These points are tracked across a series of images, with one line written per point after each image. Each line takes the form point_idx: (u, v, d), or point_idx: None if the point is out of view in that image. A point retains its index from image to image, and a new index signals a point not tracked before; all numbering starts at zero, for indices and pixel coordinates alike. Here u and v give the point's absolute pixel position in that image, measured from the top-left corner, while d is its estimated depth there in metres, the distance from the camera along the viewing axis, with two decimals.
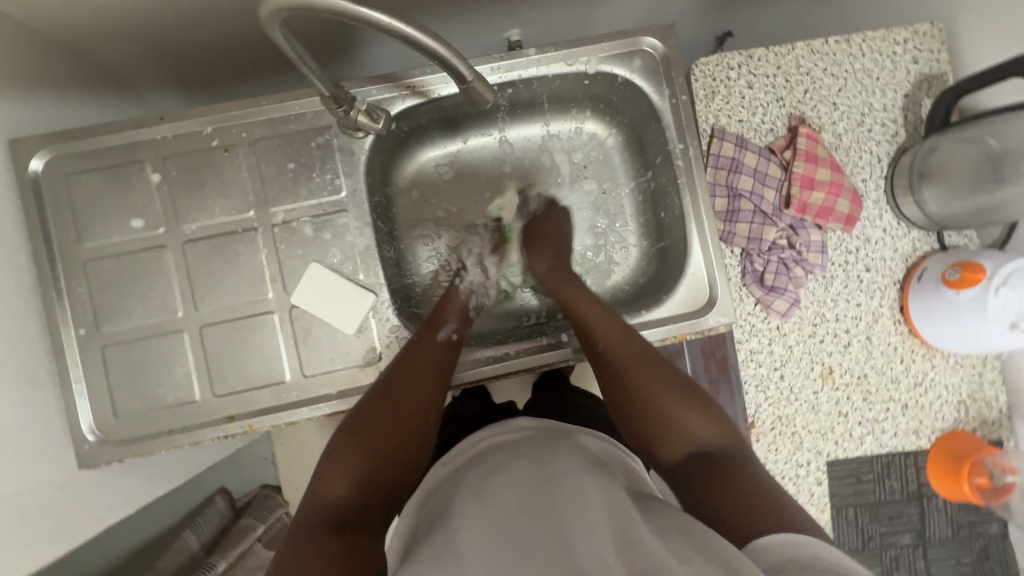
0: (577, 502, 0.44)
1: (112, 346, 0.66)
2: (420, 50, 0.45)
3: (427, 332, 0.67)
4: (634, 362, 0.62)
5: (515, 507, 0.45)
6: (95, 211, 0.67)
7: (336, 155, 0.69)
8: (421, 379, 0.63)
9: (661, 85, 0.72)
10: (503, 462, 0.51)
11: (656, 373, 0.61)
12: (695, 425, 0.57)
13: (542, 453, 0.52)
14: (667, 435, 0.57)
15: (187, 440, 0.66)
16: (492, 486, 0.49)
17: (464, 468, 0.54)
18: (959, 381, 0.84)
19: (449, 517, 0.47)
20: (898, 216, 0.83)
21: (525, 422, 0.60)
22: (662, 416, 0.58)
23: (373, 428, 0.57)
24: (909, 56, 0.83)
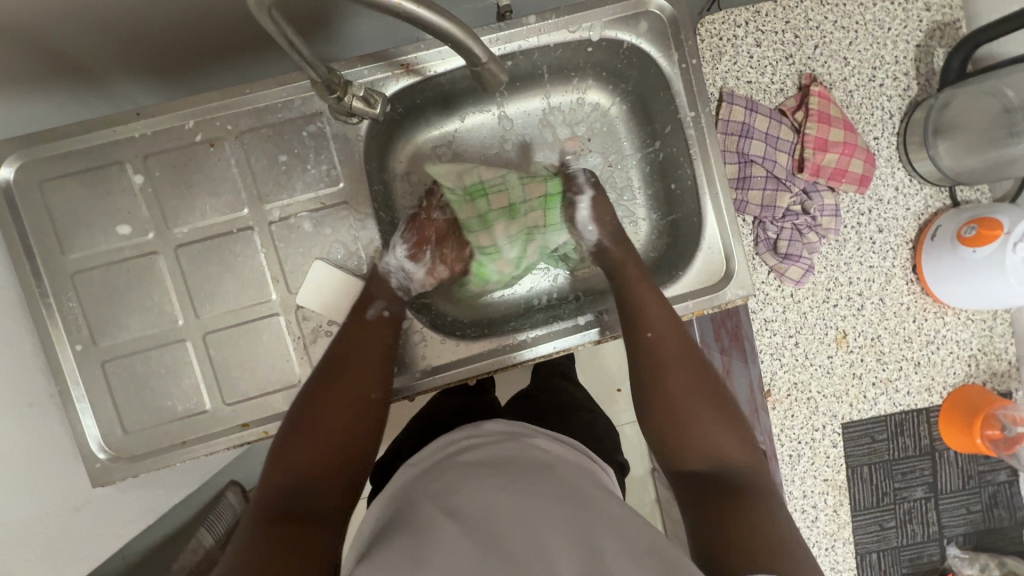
0: (547, 523, 0.44)
1: (112, 361, 0.63)
2: (434, 33, 0.41)
3: (356, 316, 0.64)
4: (670, 358, 0.64)
5: (480, 521, 0.45)
6: (77, 219, 0.62)
7: (330, 143, 0.65)
8: (361, 368, 0.62)
9: (669, 49, 0.68)
10: (474, 474, 0.51)
11: (689, 375, 0.64)
12: (716, 439, 0.60)
13: (516, 468, 0.52)
14: (691, 442, 0.60)
15: (201, 451, 0.64)
16: (460, 497, 0.48)
17: (435, 473, 0.54)
18: (970, 336, 0.84)
19: (414, 522, 0.46)
20: (910, 173, 0.81)
21: (497, 428, 0.61)
22: (688, 417, 0.61)
23: (319, 421, 0.58)
24: (921, 3, 0.80)
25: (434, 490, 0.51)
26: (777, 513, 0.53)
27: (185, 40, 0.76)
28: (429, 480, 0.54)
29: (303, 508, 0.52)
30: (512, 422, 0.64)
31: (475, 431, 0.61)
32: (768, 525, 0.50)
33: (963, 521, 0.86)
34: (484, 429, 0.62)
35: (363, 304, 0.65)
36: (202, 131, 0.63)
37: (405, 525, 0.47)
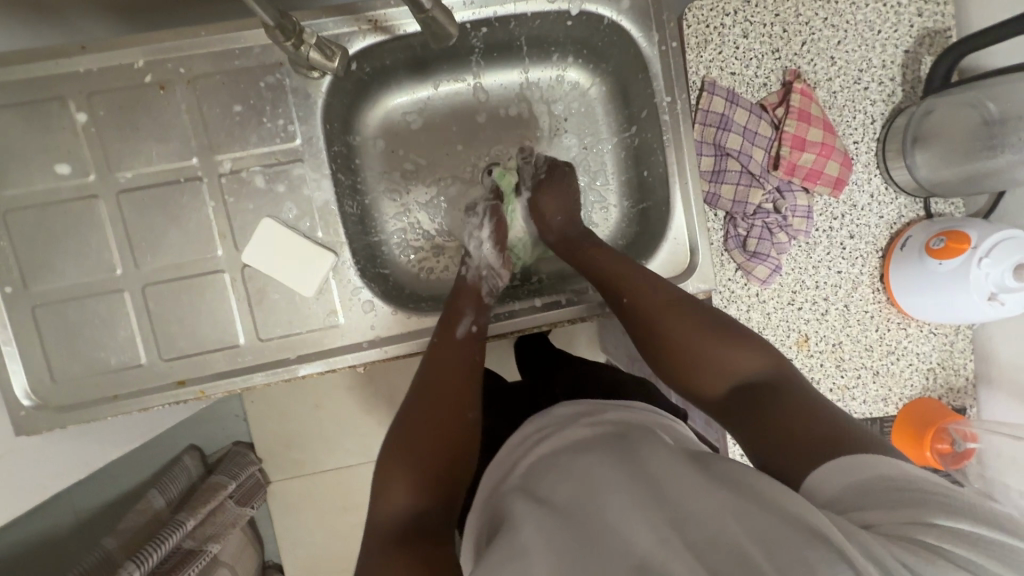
0: (646, 495, 0.43)
1: (43, 306, 0.60)
2: None
3: (446, 330, 0.64)
4: (649, 303, 0.61)
5: (582, 507, 0.43)
6: (14, 154, 0.59)
7: (288, 97, 0.62)
8: (454, 388, 0.60)
9: (650, 29, 0.66)
10: (556, 459, 0.50)
11: (675, 312, 0.60)
12: (726, 358, 0.56)
13: (603, 445, 0.50)
14: (703, 368, 0.57)
15: (134, 406, 0.62)
16: (544, 489, 0.47)
17: (517, 462, 0.53)
18: (930, 350, 0.84)
19: (505, 518, 0.45)
20: (887, 181, 0.80)
21: (565, 410, 0.58)
22: (699, 355, 0.57)
23: (417, 444, 0.56)
24: (914, 8, 0.78)
25: (522, 484, 0.49)
26: (825, 409, 0.49)
27: None
28: (515, 473, 0.52)
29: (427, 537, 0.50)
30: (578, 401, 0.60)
31: (547, 417, 0.58)
32: (835, 424, 0.47)
33: None
34: (554, 414, 0.58)
35: (452, 321, 0.64)
36: (152, 72, 0.60)
37: (500, 521, 0.46)
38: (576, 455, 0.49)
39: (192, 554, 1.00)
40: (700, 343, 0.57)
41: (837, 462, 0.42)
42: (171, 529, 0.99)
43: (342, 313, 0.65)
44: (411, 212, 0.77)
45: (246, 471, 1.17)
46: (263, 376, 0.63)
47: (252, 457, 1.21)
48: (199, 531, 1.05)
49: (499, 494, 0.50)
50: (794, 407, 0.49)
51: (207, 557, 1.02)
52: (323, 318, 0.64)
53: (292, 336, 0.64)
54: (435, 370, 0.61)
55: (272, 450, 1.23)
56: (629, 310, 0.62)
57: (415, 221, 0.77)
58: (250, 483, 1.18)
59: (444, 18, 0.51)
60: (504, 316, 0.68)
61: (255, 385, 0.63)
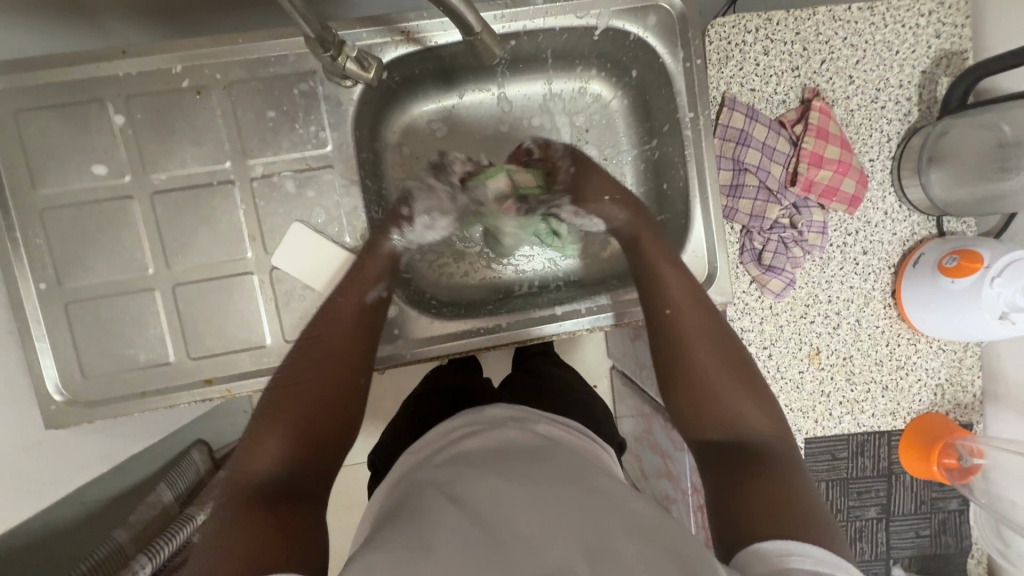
0: (555, 509, 0.44)
1: (76, 303, 0.62)
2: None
3: (347, 295, 0.65)
4: (695, 337, 0.64)
5: (492, 513, 0.45)
6: (51, 153, 0.60)
7: (321, 104, 0.63)
8: (335, 358, 0.63)
9: (675, 45, 0.68)
10: (475, 465, 0.51)
11: (714, 352, 0.63)
12: (738, 411, 0.59)
13: (518, 457, 0.52)
14: (714, 414, 0.60)
15: (161, 403, 0.63)
16: (465, 479, 0.50)
17: (436, 461, 0.55)
18: (939, 366, 0.85)
19: (417, 505, 0.48)
20: (900, 199, 0.81)
21: (501, 412, 0.63)
22: (718, 393, 0.60)
23: (298, 403, 0.59)
24: (932, 29, 0.79)
25: (438, 481, 0.51)
26: (801, 488, 0.51)
27: None
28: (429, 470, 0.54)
29: (287, 487, 0.53)
30: (514, 407, 0.65)
31: (482, 417, 0.62)
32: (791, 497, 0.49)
33: (910, 543, 0.88)
34: (488, 415, 0.62)
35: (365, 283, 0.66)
36: (189, 77, 0.61)
37: (407, 516, 0.46)
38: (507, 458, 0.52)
39: (202, 547, 1.02)
40: (719, 379, 0.61)
41: (780, 543, 0.44)
42: (182, 523, 1.01)
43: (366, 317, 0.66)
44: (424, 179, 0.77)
45: None
46: None
47: None
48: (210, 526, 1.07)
49: (410, 487, 0.52)
50: (782, 479, 0.51)
51: None
52: None
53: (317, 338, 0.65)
54: (317, 340, 0.63)
55: None
56: (675, 338, 0.65)
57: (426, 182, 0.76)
58: None
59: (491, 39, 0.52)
60: (517, 324, 0.69)
61: None
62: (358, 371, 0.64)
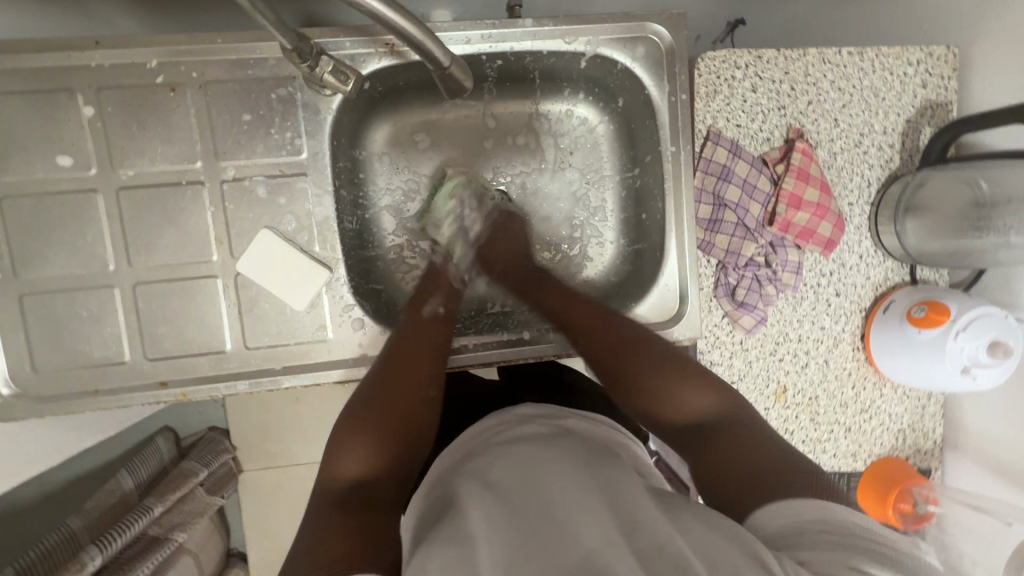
0: (582, 488, 0.46)
1: (31, 295, 0.60)
2: (406, 37, 0.46)
3: (415, 308, 0.69)
4: (612, 346, 0.65)
5: (526, 500, 0.46)
6: (16, 141, 0.59)
7: (298, 111, 0.62)
8: (410, 367, 0.62)
9: (662, 79, 0.68)
10: (505, 453, 0.53)
11: (646, 356, 0.63)
12: (682, 397, 0.59)
13: (545, 443, 0.53)
14: (670, 404, 0.60)
15: (114, 403, 0.62)
16: (505, 474, 0.50)
17: (466, 458, 0.56)
18: (902, 411, 0.86)
19: (460, 502, 0.48)
20: (876, 244, 0.82)
21: (533, 409, 0.62)
22: (665, 387, 0.60)
23: (375, 419, 0.58)
24: (919, 79, 0.80)
25: (473, 475, 0.51)
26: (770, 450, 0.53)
27: None
28: (467, 461, 0.55)
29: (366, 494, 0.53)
30: (540, 403, 0.64)
31: (510, 414, 0.62)
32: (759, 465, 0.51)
33: None
34: (513, 413, 0.62)
35: (421, 299, 0.70)
36: (164, 74, 0.60)
37: (449, 511, 0.48)
38: (546, 450, 0.52)
39: (156, 542, 1.00)
40: (667, 371, 0.62)
41: (779, 504, 0.46)
42: (138, 515, 0.98)
43: (330, 329, 0.65)
44: (404, 189, 0.77)
45: (218, 459, 1.18)
46: (247, 384, 0.63)
47: (227, 444, 1.23)
48: (165, 519, 1.05)
49: (451, 479, 0.53)
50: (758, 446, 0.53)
51: (172, 546, 1.02)
52: (311, 332, 0.65)
53: (278, 347, 0.64)
54: (397, 351, 0.63)
55: (247, 440, 1.25)
56: (598, 355, 0.65)
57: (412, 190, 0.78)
58: (221, 472, 1.19)
59: (460, 71, 0.54)
60: (485, 346, 0.69)
61: (238, 392, 0.64)
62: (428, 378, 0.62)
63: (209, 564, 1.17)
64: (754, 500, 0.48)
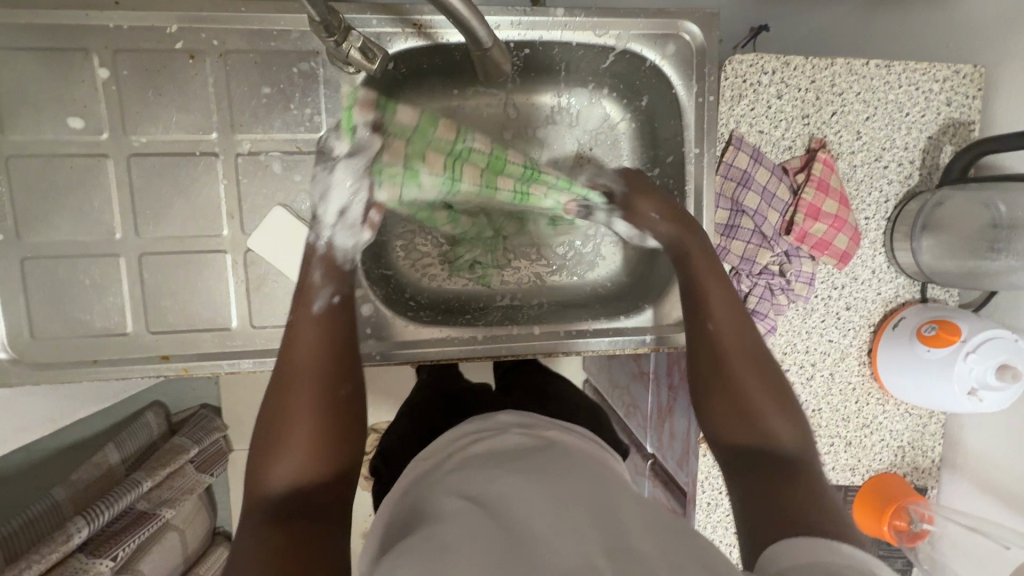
0: (563, 504, 0.47)
1: (33, 260, 0.59)
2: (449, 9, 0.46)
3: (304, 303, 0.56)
4: (734, 350, 0.58)
5: (509, 511, 0.47)
6: (26, 100, 0.57)
7: (320, 87, 0.61)
8: (303, 370, 0.52)
9: (690, 79, 0.67)
10: (490, 466, 0.54)
11: (755, 371, 0.57)
12: (766, 418, 0.54)
13: (527, 458, 0.54)
14: (744, 418, 0.55)
15: (113, 375, 0.60)
16: (479, 486, 0.51)
17: (446, 469, 0.56)
18: (903, 429, 0.86)
19: (435, 511, 0.49)
20: (890, 260, 0.81)
21: (513, 419, 0.63)
22: (749, 398, 0.55)
23: (288, 441, 0.49)
24: (944, 96, 0.79)
25: (458, 486, 0.52)
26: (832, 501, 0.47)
27: None
28: (446, 472, 0.55)
29: (293, 508, 0.46)
30: (523, 414, 0.65)
31: (488, 424, 0.62)
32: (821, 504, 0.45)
33: None
34: (495, 420, 0.63)
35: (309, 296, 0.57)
36: (183, 40, 0.58)
37: (431, 517, 0.48)
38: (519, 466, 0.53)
39: (142, 518, 0.98)
40: (754, 385, 0.56)
41: (801, 540, 0.41)
42: (125, 489, 0.97)
43: None
44: None
45: (209, 437, 1.16)
46: (251, 363, 0.62)
47: (218, 423, 1.21)
48: (153, 495, 1.03)
49: (430, 487, 0.53)
50: (817, 492, 0.47)
51: (159, 522, 1.01)
52: None
53: (285, 327, 0.63)
54: (288, 363, 0.52)
55: (240, 420, 1.24)
56: (713, 354, 0.59)
57: None
58: (212, 450, 1.18)
59: (501, 53, 0.55)
60: (495, 338, 0.68)
61: (241, 371, 0.62)
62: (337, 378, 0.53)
63: (195, 542, 1.16)
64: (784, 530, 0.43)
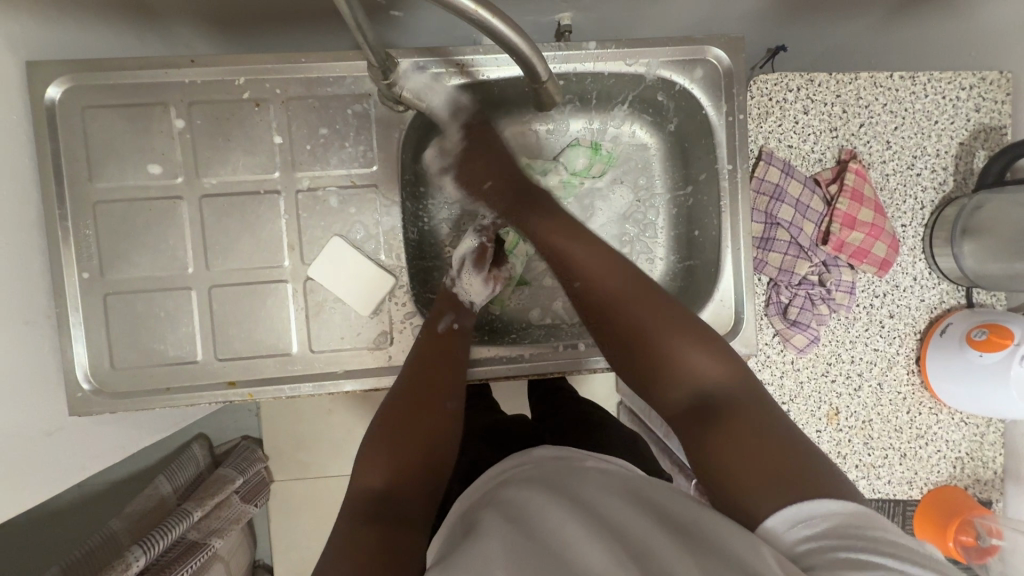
0: (595, 523, 0.46)
1: (115, 295, 0.64)
2: (507, 46, 0.46)
3: (431, 322, 0.67)
4: (621, 303, 0.60)
5: (544, 529, 0.46)
6: (111, 150, 0.63)
7: (372, 126, 0.66)
8: (434, 384, 0.62)
9: (720, 99, 0.70)
10: (525, 489, 0.52)
11: (643, 307, 0.59)
12: (689, 360, 0.56)
13: (560, 481, 0.53)
14: (664, 371, 0.56)
15: (184, 401, 0.64)
16: (516, 504, 0.50)
17: (487, 494, 0.55)
18: (960, 439, 0.84)
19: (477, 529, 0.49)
20: (931, 266, 0.81)
21: (548, 450, 0.59)
22: (651, 346, 0.57)
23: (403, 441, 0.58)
24: (972, 103, 0.80)
25: (499, 509, 0.51)
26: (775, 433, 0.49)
27: None
28: (490, 498, 0.54)
29: (393, 509, 0.54)
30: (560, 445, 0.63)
31: (525, 457, 0.59)
32: (767, 446, 0.47)
33: None
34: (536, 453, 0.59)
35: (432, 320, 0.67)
36: (249, 90, 0.64)
37: (472, 539, 0.47)
38: (552, 486, 0.52)
39: (196, 546, 1.00)
40: (644, 331, 0.58)
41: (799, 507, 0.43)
42: (179, 518, 0.99)
43: (393, 335, 0.67)
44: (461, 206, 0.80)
45: (252, 467, 1.18)
46: (311, 387, 0.65)
47: (261, 453, 1.24)
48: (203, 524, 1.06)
49: (474, 514, 0.52)
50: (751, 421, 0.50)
51: (210, 551, 1.03)
52: (373, 338, 0.66)
53: (342, 351, 0.66)
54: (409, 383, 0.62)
55: (282, 450, 1.26)
56: (603, 309, 0.61)
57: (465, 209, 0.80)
58: (257, 480, 1.20)
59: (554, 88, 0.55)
60: (541, 356, 0.70)
61: (301, 394, 0.65)
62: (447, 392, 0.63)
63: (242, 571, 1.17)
64: (770, 502, 0.44)
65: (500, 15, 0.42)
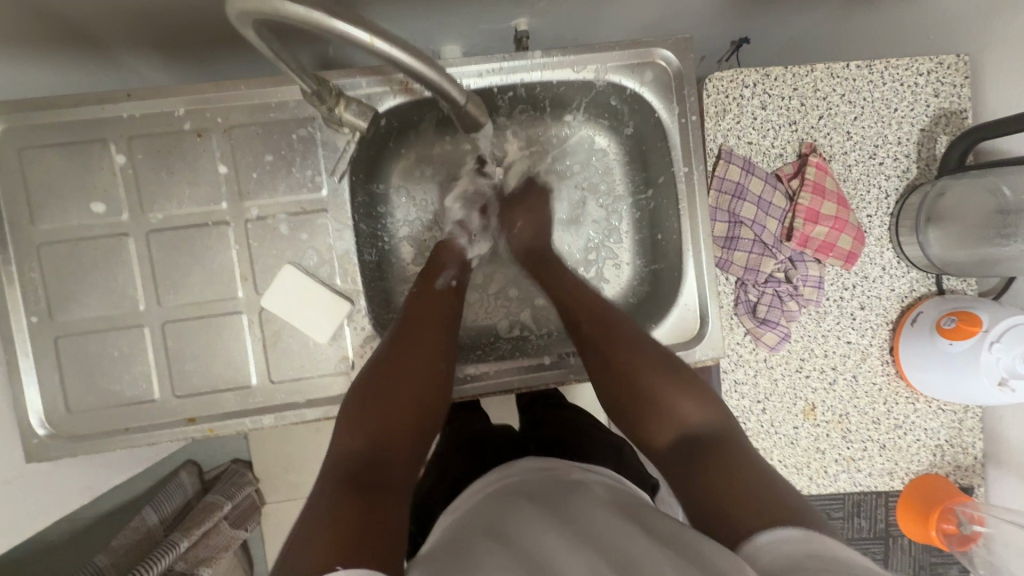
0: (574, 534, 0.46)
1: (66, 338, 0.62)
2: (411, 74, 0.44)
3: (427, 282, 0.70)
4: (625, 347, 0.63)
5: (525, 542, 0.45)
6: (51, 191, 0.62)
7: (318, 149, 0.64)
8: (424, 346, 0.62)
9: (671, 101, 0.69)
10: (510, 503, 0.51)
11: (643, 356, 0.62)
12: (684, 407, 0.58)
13: (545, 491, 0.52)
14: (661, 417, 0.58)
15: (144, 441, 0.63)
16: (497, 519, 0.49)
17: (471, 505, 0.54)
18: (938, 427, 0.83)
19: (454, 541, 0.47)
20: (899, 255, 0.80)
21: (530, 463, 0.59)
22: (649, 394, 0.60)
23: (391, 399, 0.57)
24: (931, 88, 0.79)
25: (479, 523, 0.49)
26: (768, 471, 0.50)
27: (194, 25, 0.75)
28: (471, 509, 0.53)
29: (379, 470, 0.52)
30: (545, 458, 0.61)
31: (508, 470, 0.58)
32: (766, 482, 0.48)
33: None
34: (516, 466, 0.59)
35: (434, 273, 0.71)
36: (191, 121, 0.63)
37: (453, 550, 0.46)
38: (536, 498, 0.51)
39: None
40: (648, 381, 0.60)
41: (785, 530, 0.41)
42: (164, 549, 0.99)
43: (354, 360, 0.66)
44: (421, 222, 0.79)
45: (242, 491, 1.16)
46: (272, 419, 0.64)
47: (251, 476, 1.20)
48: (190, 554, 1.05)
49: (454, 526, 0.51)
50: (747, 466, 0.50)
51: None
52: (335, 364, 0.65)
53: (302, 380, 0.65)
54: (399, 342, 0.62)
55: (268, 474, 1.24)
56: (607, 354, 0.63)
57: (426, 225, 0.79)
58: (246, 504, 1.17)
59: (478, 107, 0.54)
60: (507, 372, 0.70)
61: (263, 426, 0.64)
62: (440, 352, 0.63)
63: None
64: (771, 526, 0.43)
65: (400, 46, 0.41)
